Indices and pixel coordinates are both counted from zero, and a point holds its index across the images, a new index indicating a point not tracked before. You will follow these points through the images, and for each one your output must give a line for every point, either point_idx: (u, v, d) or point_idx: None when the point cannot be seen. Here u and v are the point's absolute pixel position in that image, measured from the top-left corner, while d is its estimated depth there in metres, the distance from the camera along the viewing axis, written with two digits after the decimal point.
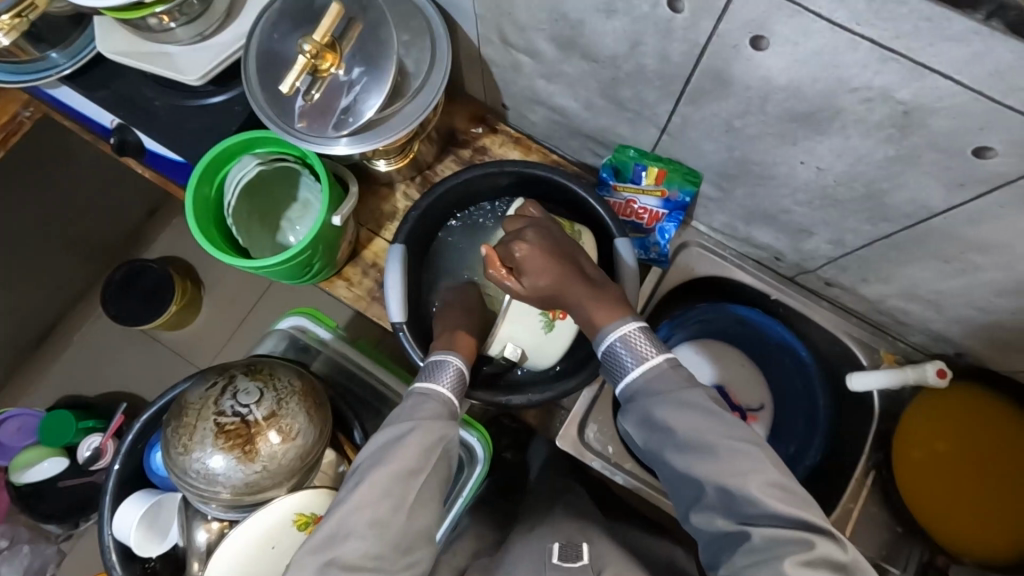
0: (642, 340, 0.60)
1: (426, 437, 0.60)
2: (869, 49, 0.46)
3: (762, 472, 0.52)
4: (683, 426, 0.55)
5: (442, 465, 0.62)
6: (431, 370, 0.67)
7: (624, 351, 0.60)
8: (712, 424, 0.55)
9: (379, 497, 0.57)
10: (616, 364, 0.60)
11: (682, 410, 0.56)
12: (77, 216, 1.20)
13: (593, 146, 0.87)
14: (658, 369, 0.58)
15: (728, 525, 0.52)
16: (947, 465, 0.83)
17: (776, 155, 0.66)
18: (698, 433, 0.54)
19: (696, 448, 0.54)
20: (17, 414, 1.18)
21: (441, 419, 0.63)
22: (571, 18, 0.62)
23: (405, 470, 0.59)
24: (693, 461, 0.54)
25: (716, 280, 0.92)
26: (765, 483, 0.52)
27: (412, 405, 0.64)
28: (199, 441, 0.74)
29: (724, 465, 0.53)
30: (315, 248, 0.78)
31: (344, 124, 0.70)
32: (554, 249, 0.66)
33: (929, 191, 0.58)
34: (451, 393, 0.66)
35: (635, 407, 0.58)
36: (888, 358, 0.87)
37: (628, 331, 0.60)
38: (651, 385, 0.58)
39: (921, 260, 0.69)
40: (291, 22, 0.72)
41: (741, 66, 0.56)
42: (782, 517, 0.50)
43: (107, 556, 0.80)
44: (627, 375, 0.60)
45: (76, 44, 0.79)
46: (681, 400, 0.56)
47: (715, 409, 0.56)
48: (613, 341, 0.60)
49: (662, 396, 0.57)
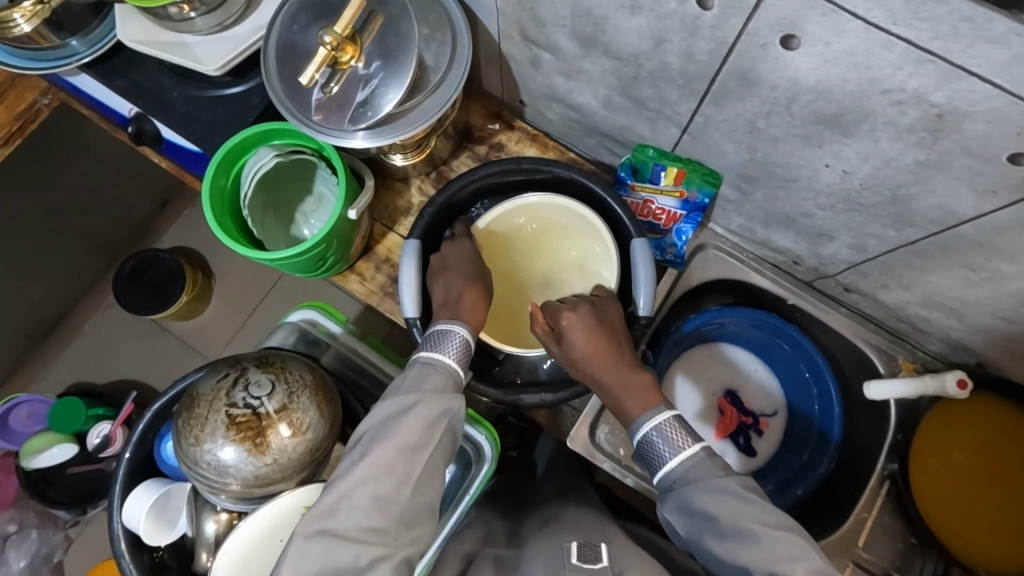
0: (678, 429, 0.60)
1: (427, 408, 0.59)
2: (904, 50, 0.45)
3: (806, 557, 0.51)
4: (724, 516, 0.54)
5: (445, 440, 0.61)
6: (436, 342, 0.65)
7: (661, 441, 0.60)
8: (752, 510, 0.54)
9: (382, 474, 0.56)
10: (653, 455, 0.60)
11: (723, 498, 0.55)
12: (91, 205, 1.21)
13: (610, 145, 0.87)
14: (695, 459, 0.59)
15: None
16: (963, 476, 0.81)
17: (798, 157, 0.65)
18: (737, 521, 0.54)
19: (738, 536, 0.53)
20: (27, 400, 1.19)
21: (445, 391, 0.62)
22: (594, 14, 0.62)
23: (411, 446, 0.58)
24: (739, 552, 0.53)
25: (733, 283, 0.91)
26: (812, 568, 0.50)
27: (416, 376, 0.62)
28: (210, 432, 0.74)
29: (767, 550, 0.52)
30: (330, 242, 0.77)
31: (362, 117, 0.70)
32: (599, 328, 0.67)
33: (958, 197, 0.57)
34: (457, 364, 0.65)
35: (674, 496, 0.58)
36: (907, 366, 0.85)
37: (662, 420, 0.61)
38: (690, 474, 0.58)
39: (945, 267, 0.67)
40: (310, 14, 0.71)
41: (769, 65, 0.55)
42: None
43: (116, 544, 0.80)
44: (664, 466, 0.60)
45: (96, 32, 0.79)
46: (719, 487, 0.56)
47: (750, 494, 0.56)
48: (649, 432, 0.60)
49: (703, 486, 0.57)
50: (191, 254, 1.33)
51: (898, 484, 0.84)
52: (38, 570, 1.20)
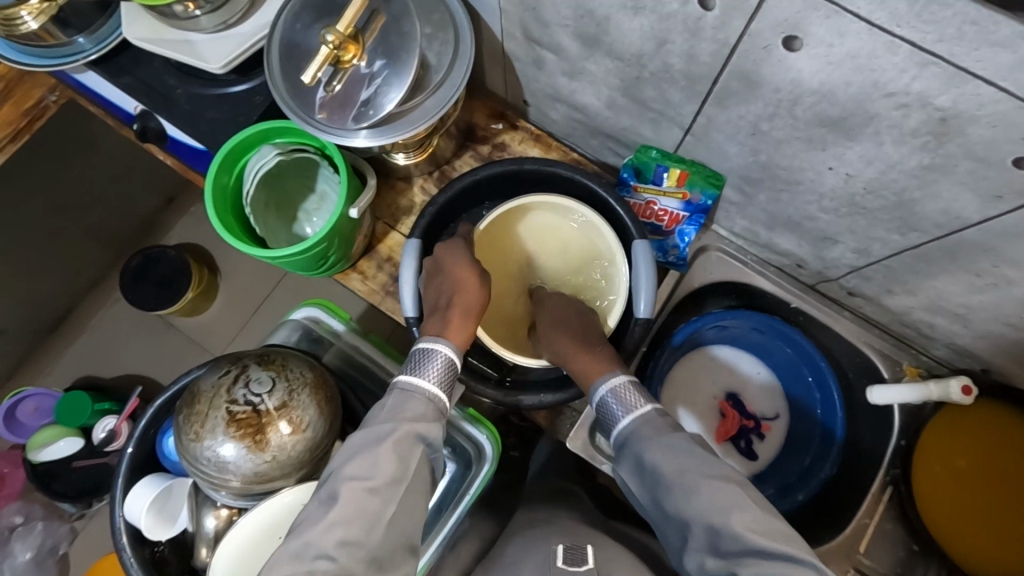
0: (631, 392, 0.65)
1: (404, 439, 0.59)
2: (908, 53, 0.45)
3: (744, 506, 0.52)
4: (668, 468, 0.57)
5: (423, 471, 0.60)
6: (415, 365, 0.65)
7: (614, 401, 0.65)
8: (694, 464, 0.57)
9: (354, 513, 0.54)
10: (609, 416, 0.65)
11: (669, 452, 0.59)
12: (97, 202, 1.22)
13: (614, 146, 0.86)
14: (646, 417, 0.63)
15: (716, 566, 0.51)
16: (966, 482, 0.80)
17: (802, 160, 0.64)
18: (680, 474, 0.56)
19: (681, 488, 0.55)
20: (33, 394, 1.20)
21: (424, 419, 0.61)
22: (596, 14, 0.61)
23: (386, 481, 0.56)
24: (682, 504, 0.55)
25: (738, 286, 0.90)
26: (748, 517, 0.51)
27: (394, 403, 0.62)
28: (210, 429, 0.74)
29: (706, 502, 0.53)
30: (331, 240, 0.77)
31: (364, 117, 0.70)
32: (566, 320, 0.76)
33: (963, 202, 0.56)
34: (438, 388, 0.64)
35: (626, 452, 0.62)
36: (911, 371, 0.85)
37: (617, 384, 0.66)
38: (640, 430, 0.62)
39: (950, 273, 0.67)
40: (313, 12, 0.71)
41: (772, 67, 0.54)
42: (766, 549, 0.49)
43: (118, 537, 0.81)
44: (619, 426, 0.64)
45: (102, 30, 0.79)
46: (665, 442, 0.60)
47: (697, 451, 0.58)
48: (604, 393, 0.66)
49: (650, 441, 0.61)
50: (197, 250, 1.34)
51: (901, 490, 0.83)
52: (43, 561, 1.21)
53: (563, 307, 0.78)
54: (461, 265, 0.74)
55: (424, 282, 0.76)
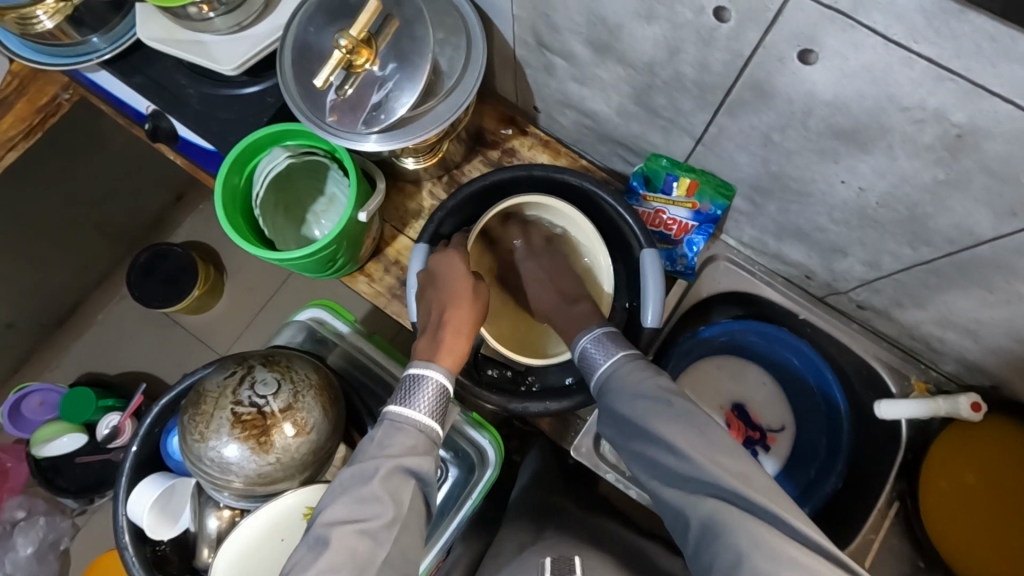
0: (609, 341, 0.68)
1: (390, 477, 0.58)
2: (925, 68, 0.44)
3: (707, 443, 0.54)
4: (633, 409, 0.60)
5: (417, 506, 0.59)
6: (404, 395, 0.64)
7: (594, 349, 0.68)
8: (659, 403, 0.59)
9: (343, 558, 0.53)
10: (587, 363, 0.68)
11: (636, 394, 0.61)
12: (107, 199, 1.22)
13: (623, 153, 0.86)
14: (619, 363, 0.65)
15: (681, 497, 0.54)
16: (974, 498, 0.79)
17: (814, 172, 0.64)
18: (643, 413, 0.59)
19: (643, 425, 0.58)
20: (38, 389, 1.20)
21: (415, 453, 0.60)
22: (609, 22, 0.61)
23: (379, 520, 0.56)
24: (646, 441, 0.58)
25: (746, 297, 0.90)
26: (711, 452, 0.53)
27: (381, 437, 0.61)
28: (215, 430, 0.74)
29: (666, 438, 0.56)
30: (339, 243, 0.77)
31: (375, 121, 0.70)
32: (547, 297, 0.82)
33: (976, 217, 0.56)
34: (429, 417, 0.63)
35: (602, 395, 0.65)
36: (919, 386, 0.84)
37: (593, 335, 0.69)
38: (613, 374, 0.65)
39: (962, 288, 0.66)
40: (326, 16, 0.72)
41: (786, 78, 0.54)
42: (722, 485, 0.51)
43: (119, 536, 0.81)
44: (595, 373, 0.67)
45: (115, 30, 0.80)
46: (635, 384, 0.62)
47: (662, 391, 0.60)
48: (584, 343, 0.69)
49: (619, 385, 0.63)
50: (203, 250, 1.35)
51: (907, 505, 0.84)
52: (44, 556, 1.22)
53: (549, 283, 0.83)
54: (457, 280, 0.73)
55: (425, 289, 0.74)
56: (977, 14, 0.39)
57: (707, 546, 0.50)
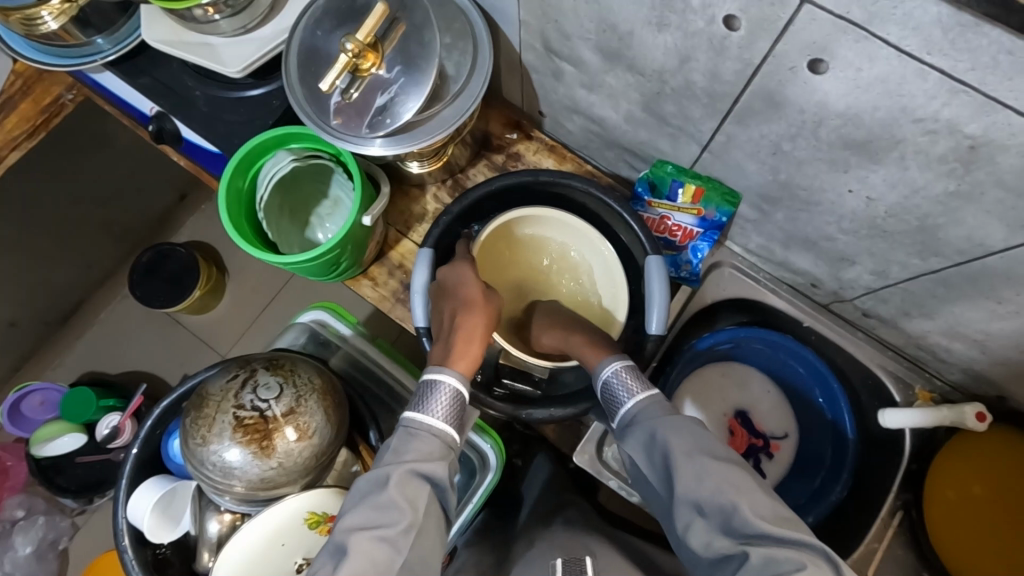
0: (637, 374, 0.64)
1: (407, 483, 0.57)
2: (938, 80, 0.44)
3: (753, 490, 0.52)
4: (675, 448, 0.56)
5: (433, 510, 0.59)
6: (420, 401, 0.63)
7: (619, 382, 0.64)
8: (701, 446, 0.56)
9: (363, 566, 0.52)
10: (612, 397, 0.64)
11: (675, 432, 0.58)
12: (110, 198, 1.22)
13: (630, 159, 0.86)
14: (649, 399, 0.63)
15: (726, 546, 0.51)
16: (980, 510, 0.78)
17: (823, 181, 0.64)
18: (686, 453, 0.56)
19: (688, 463, 0.55)
20: (39, 388, 1.20)
21: (431, 459, 0.60)
22: (619, 29, 0.61)
23: (396, 526, 0.55)
24: (690, 482, 0.54)
25: (751, 304, 0.89)
26: (759, 501, 0.51)
27: (398, 444, 0.61)
28: (217, 433, 0.73)
29: (711, 483, 0.53)
30: (343, 247, 0.77)
31: (379, 125, 0.69)
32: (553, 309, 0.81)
33: (986, 229, 0.55)
34: (445, 424, 0.62)
35: (632, 431, 0.61)
36: (924, 396, 0.84)
37: (620, 367, 0.65)
38: (644, 412, 0.62)
39: (971, 299, 0.66)
40: (333, 19, 0.71)
41: (797, 88, 0.53)
42: (775, 534, 0.49)
43: (119, 539, 0.80)
44: (622, 408, 0.63)
45: (121, 30, 0.79)
46: (669, 424, 0.59)
47: (702, 432, 0.58)
48: (607, 375, 0.65)
49: (655, 421, 0.60)
50: (206, 250, 1.35)
51: (912, 515, 0.84)
52: (43, 555, 1.21)
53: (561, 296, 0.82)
54: (468, 284, 0.72)
55: (438, 296, 0.74)
56: (994, 28, 0.39)
57: None
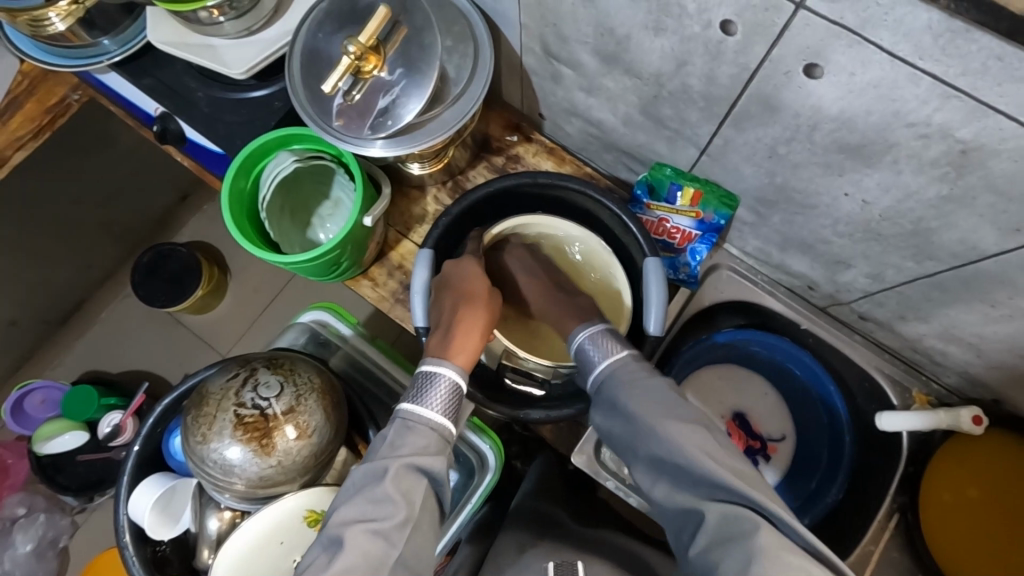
0: (609, 338, 0.68)
1: (402, 477, 0.58)
2: (930, 85, 0.45)
3: (710, 447, 0.55)
4: (639, 408, 0.60)
5: (429, 504, 0.60)
6: (416, 394, 0.64)
7: (591, 347, 0.68)
8: (663, 406, 0.59)
9: (358, 559, 0.53)
10: (585, 360, 0.68)
11: (641, 393, 0.61)
12: (113, 198, 1.23)
13: (628, 162, 0.86)
14: (621, 361, 0.65)
15: (686, 500, 0.55)
16: (976, 513, 0.79)
17: (818, 185, 0.64)
18: (648, 413, 0.59)
19: (649, 423, 0.59)
20: (40, 387, 1.20)
21: (427, 453, 0.61)
22: (617, 33, 0.62)
23: (391, 519, 0.56)
24: (651, 440, 0.58)
25: (747, 305, 0.90)
26: (714, 457, 0.54)
27: (394, 438, 0.61)
28: (217, 432, 0.74)
29: (671, 444, 0.56)
30: (343, 248, 0.77)
31: (381, 127, 0.70)
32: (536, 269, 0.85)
33: (980, 233, 0.56)
34: (443, 416, 0.63)
35: (602, 393, 0.65)
36: (921, 399, 0.84)
37: (593, 332, 0.69)
38: (613, 374, 0.65)
39: (965, 302, 0.66)
40: (335, 22, 0.72)
41: (792, 92, 0.54)
42: (728, 489, 0.52)
43: (120, 536, 0.81)
44: (594, 370, 0.67)
45: (127, 32, 0.81)
46: (635, 385, 0.62)
47: (668, 393, 0.61)
48: (581, 340, 0.69)
49: (622, 383, 0.63)
50: (207, 250, 1.35)
51: (908, 518, 0.83)
52: (43, 553, 1.22)
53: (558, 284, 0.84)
54: (474, 280, 0.75)
55: (437, 292, 0.76)
56: (983, 34, 0.39)
57: (713, 548, 0.51)
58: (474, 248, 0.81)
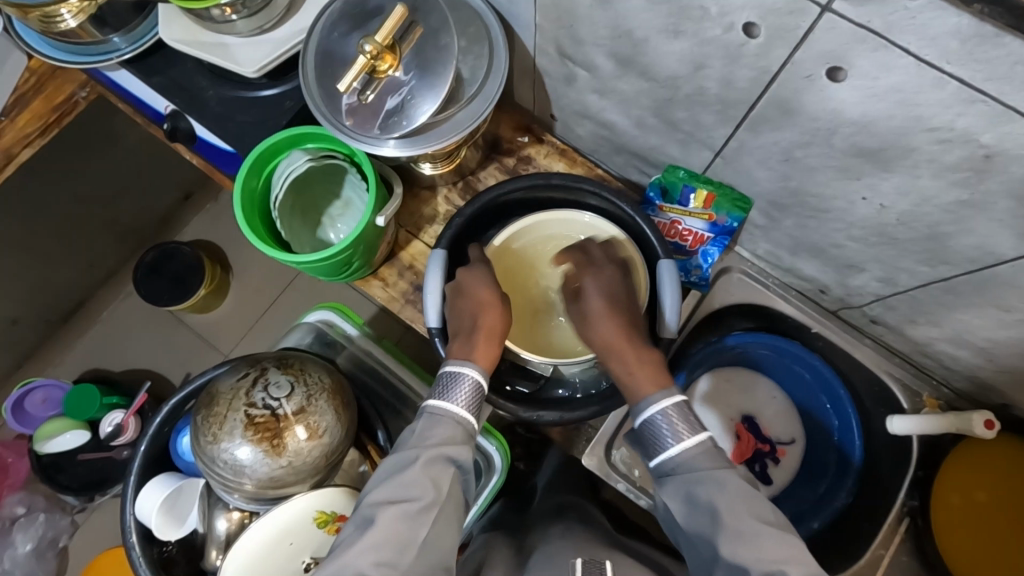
0: (686, 416, 0.59)
1: (431, 462, 0.58)
2: (955, 89, 0.45)
3: (800, 561, 0.50)
4: (724, 507, 0.53)
5: (456, 492, 0.60)
6: (444, 388, 0.64)
7: (666, 425, 0.59)
8: (749, 505, 0.53)
9: (386, 536, 0.54)
10: (655, 437, 0.59)
11: (723, 489, 0.54)
12: (117, 196, 1.22)
13: (640, 164, 0.86)
14: (702, 445, 0.58)
15: None
16: (984, 517, 0.79)
17: (834, 189, 0.64)
18: (735, 515, 0.53)
19: (736, 524, 0.52)
20: (42, 385, 1.19)
21: (454, 443, 0.61)
22: (634, 35, 0.62)
23: (419, 501, 0.57)
24: (736, 547, 0.51)
25: (756, 308, 0.90)
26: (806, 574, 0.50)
27: (422, 428, 0.61)
28: (228, 432, 0.74)
29: (760, 552, 0.51)
30: (355, 248, 0.77)
31: (395, 127, 0.70)
32: (618, 293, 0.69)
33: (996, 239, 0.56)
34: (467, 411, 0.63)
35: (675, 481, 0.57)
36: (931, 403, 0.85)
37: (669, 407, 0.59)
38: (693, 461, 0.57)
39: (978, 307, 0.66)
40: (350, 22, 0.72)
41: (812, 96, 0.54)
42: None
43: (127, 536, 0.81)
44: (666, 452, 0.58)
45: (138, 29, 0.80)
46: (717, 479, 0.55)
47: (751, 491, 0.55)
48: (653, 414, 0.59)
49: (703, 477, 0.56)
50: (212, 249, 1.36)
51: (918, 522, 0.83)
52: (42, 554, 1.21)
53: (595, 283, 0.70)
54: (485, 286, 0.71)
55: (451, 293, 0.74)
56: (1014, 38, 0.39)
57: None
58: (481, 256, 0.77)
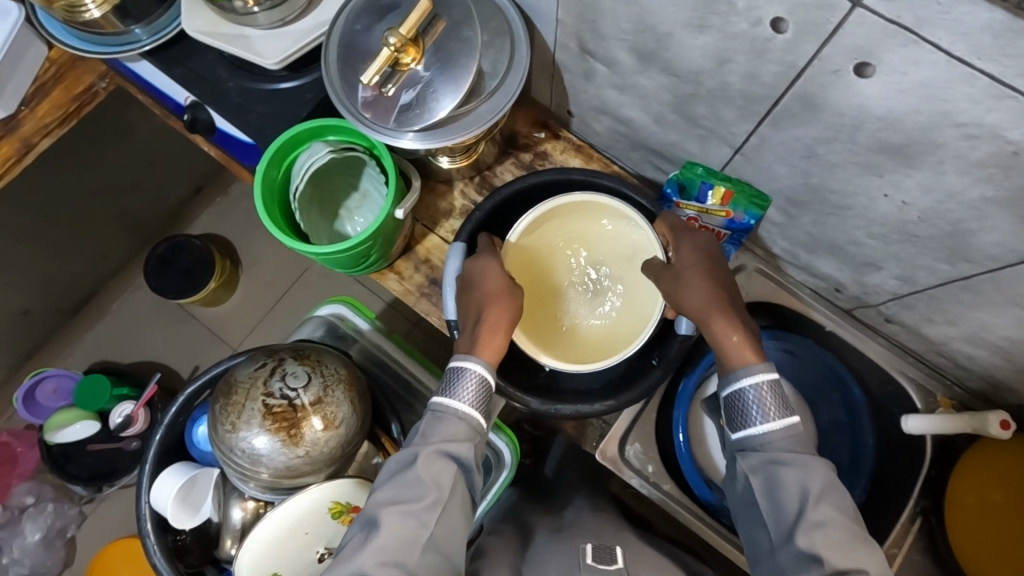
0: (778, 400, 0.60)
1: (429, 463, 0.59)
2: (986, 85, 0.45)
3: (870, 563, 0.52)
4: (805, 496, 0.55)
5: (460, 489, 0.60)
6: (449, 384, 0.64)
7: (756, 403, 0.60)
8: (828, 498, 0.55)
9: (393, 538, 0.55)
10: (743, 412, 0.61)
11: (805, 479, 0.56)
12: (132, 186, 1.23)
13: (657, 161, 0.87)
14: (785, 433, 0.59)
15: None
16: (1004, 518, 0.77)
17: (855, 185, 0.64)
18: (815, 505, 0.55)
19: (812, 515, 0.54)
20: (52, 375, 1.20)
21: (456, 440, 0.61)
22: (657, 30, 0.62)
23: (422, 501, 0.57)
24: (814, 535, 0.53)
25: (770, 306, 0.91)
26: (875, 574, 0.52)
27: (426, 427, 0.62)
28: (247, 420, 0.74)
29: (836, 544, 0.52)
30: (375, 240, 0.78)
31: (414, 121, 0.70)
32: (715, 264, 0.70)
33: (1018, 236, 0.56)
34: (472, 408, 0.63)
35: (756, 458, 0.59)
36: (945, 403, 0.85)
37: (764, 381, 0.61)
38: (777, 446, 0.59)
39: (997, 305, 0.67)
40: (373, 14, 0.73)
41: (837, 92, 0.54)
42: None
43: (142, 523, 0.81)
44: (751, 429, 0.60)
45: (158, 21, 0.80)
46: (801, 467, 0.57)
47: (834, 486, 0.56)
48: (747, 386, 0.61)
49: (788, 460, 0.58)
50: (223, 242, 1.37)
51: (931, 521, 0.85)
52: (51, 543, 1.21)
53: (689, 249, 0.71)
54: (491, 277, 0.70)
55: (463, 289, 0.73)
56: None
57: None
58: (490, 245, 0.76)
